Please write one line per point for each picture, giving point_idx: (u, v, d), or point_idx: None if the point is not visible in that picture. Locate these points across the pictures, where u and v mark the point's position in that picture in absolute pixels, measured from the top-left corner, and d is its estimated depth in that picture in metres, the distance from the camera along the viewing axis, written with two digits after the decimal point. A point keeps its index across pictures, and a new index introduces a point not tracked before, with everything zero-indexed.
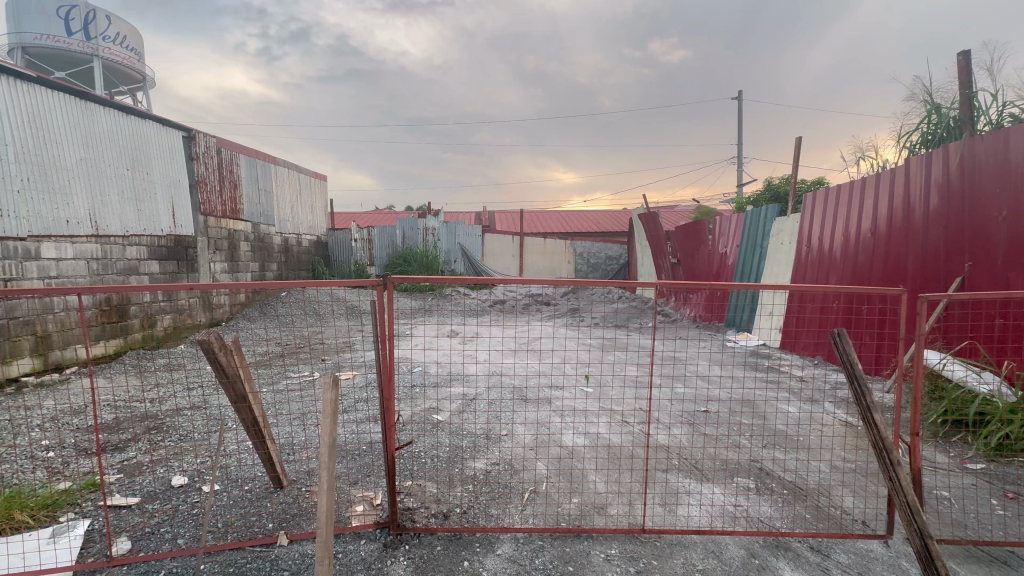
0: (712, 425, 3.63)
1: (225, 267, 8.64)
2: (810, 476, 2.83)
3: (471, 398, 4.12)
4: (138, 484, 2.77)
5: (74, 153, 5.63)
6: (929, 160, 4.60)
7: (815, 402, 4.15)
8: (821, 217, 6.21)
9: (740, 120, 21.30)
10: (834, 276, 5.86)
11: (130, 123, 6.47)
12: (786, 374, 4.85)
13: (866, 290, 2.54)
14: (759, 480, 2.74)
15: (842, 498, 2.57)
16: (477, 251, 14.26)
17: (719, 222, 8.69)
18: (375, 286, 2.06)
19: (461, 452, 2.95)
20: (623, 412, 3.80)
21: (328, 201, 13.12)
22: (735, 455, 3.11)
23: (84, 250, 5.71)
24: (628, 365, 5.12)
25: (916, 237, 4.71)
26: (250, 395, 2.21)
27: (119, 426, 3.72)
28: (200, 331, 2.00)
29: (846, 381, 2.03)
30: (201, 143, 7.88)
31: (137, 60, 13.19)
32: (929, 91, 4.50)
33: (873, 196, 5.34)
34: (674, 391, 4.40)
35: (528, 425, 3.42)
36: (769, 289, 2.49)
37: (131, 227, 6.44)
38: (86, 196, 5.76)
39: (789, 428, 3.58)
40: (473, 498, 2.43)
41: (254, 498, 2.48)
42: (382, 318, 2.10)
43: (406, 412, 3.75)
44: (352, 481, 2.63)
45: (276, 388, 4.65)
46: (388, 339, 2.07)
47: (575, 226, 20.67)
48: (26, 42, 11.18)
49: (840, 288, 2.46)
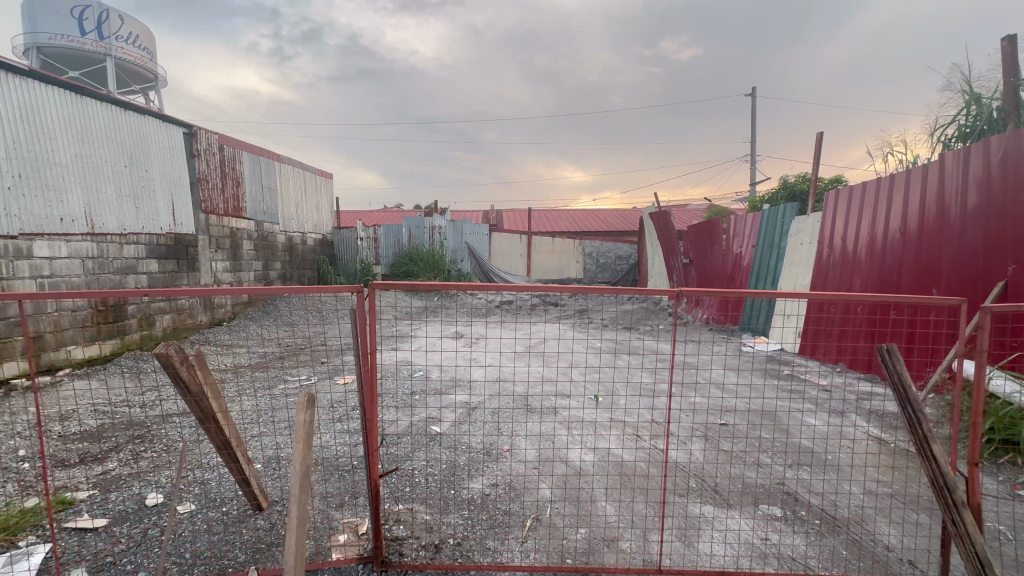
0: (730, 441, 3.37)
1: (227, 266, 8.51)
2: (846, 504, 2.55)
3: (472, 407, 3.88)
4: (110, 503, 2.56)
5: (69, 150, 5.49)
6: (967, 155, 4.28)
7: (842, 415, 3.86)
8: (845, 216, 5.88)
9: (752, 117, 20.79)
10: (858, 278, 5.53)
11: (128, 119, 6.31)
12: (808, 385, 4.57)
13: (891, 298, 2.34)
14: (788, 509, 2.46)
15: (884, 532, 2.30)
16: (485, 250, 14.05)
17: (734, 221, 8.37)
18: (356, 294, 1.84)
19: (457, 470, 2.72)
20: (635, 425, 3.56)
21: (334, 199, 12.99)
22: (758, 478, 2.83)
23: (79, 249, 5.57)
24: (639, 372, 4.86)
25: (953, 238, 4.39)
26: (220, 415, 1.97)
27: (103, 435, 3.53)
28: (158, 344, 1.78)
29: (898, 403, 1.79)
30: (203, 139, 7.74)
31: (150, 60, 13.12)
32: (968, 80, 4.15)
33: (903, 193, 5.01)
34: (688, 402, 4.15)
35: (531, 439, 3.19)
36: (787, 298, 2.30)
37: (128, 225, 6.29)
38: (81, 193, 5.62)
39: (816, 446, 3.30)
40: (469, 528, 2.18)
41: (229, 523, 2.28)
42: (364, 331, 1.86)
43: (404, 422, 3.54)
44: (338, 505, 2.40)
45: (271, 393, 4.47)
46: (371, 354, 1.86)
47: (584, 225, 20.33)
48: (41, 43, 11.16)
49: (869, 298, 2.25)
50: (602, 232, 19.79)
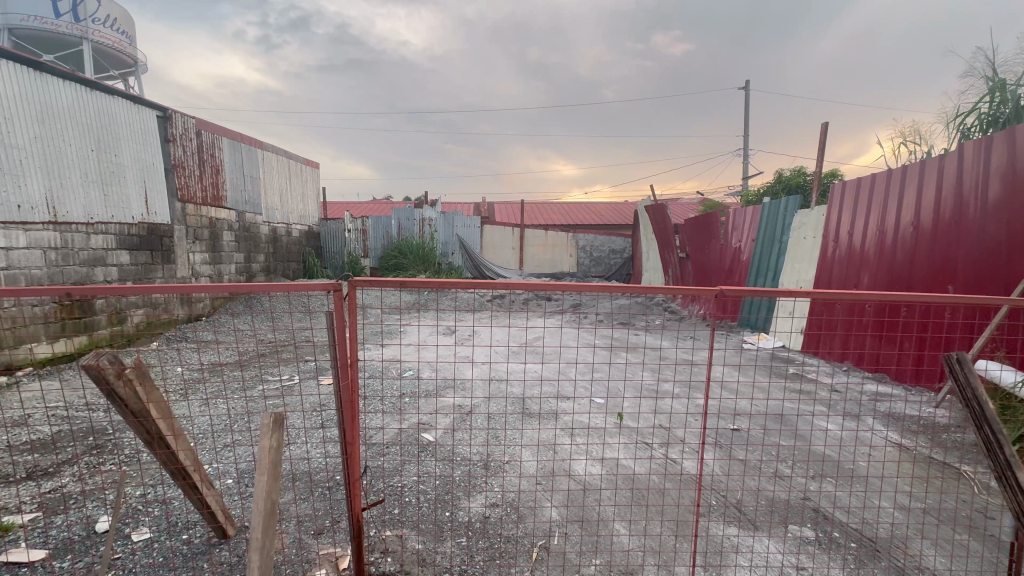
0: (746, 448, 3.13)
1: (206, 258, 8.07)
2: (880, 521, 2.33)
3: (466, 411, 3.59)
4: (54, 528, 2.24)
5: (28, 131, 5.07)
6: (989, 145, 4.07)
7: (858, 418, 3.65)
8: (852, 209, 5.65)
9: (746, 110, 20.51)
10: (865, 274, 5.33)
11: (96, 99, 5.86)
12: (816, 385, 4.37)
13: (933, 298, 2.12)
14: (818, 529, 2.23)
15: (930, 559, 2.06)
16: (476, 243, 13.73)
17: (733, 214, 8.12)
18: (332, 294, 1.53)
19: (453, 487, 2.44)
20: (642, 431, 3.29)
21: (320, 188, 12.54)
22: (780, 491, 2.59)
23: (39, 238, 5.16)
24: (643, 372, 4.60)
25: (971, 233, 4.18)
26: (172, 437, 1.68)
27: (58, 444, 3.16)
28: (87, 354, 1.50)
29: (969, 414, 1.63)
30: (178, 123, 7.28)
31: (128, 44, 12.49)
32: (995, 67, 3.92)
33: (916, 186, 4.79)
34: (696, 404, 3.90)
35: (532, 448, 2.92)
36: (825, 298, 2.05)
37: (96, 214, 5.87)
38: (42, 178, 5.21)
39: (836, 455, 3.08)
40: (467, 560, 1.92)
41: (190, 555, 1.99)
42: (341, 337, 1.54)
43: (392, 428, 3.25)
44: (315, 531, 2.11)
45: (249, 395, 4.12)
46: (352, 365, 1.55)
47: (577, 218, 20.07)
48: (13, 24, 10.49)
49: (913, 297, 2.01)
50: (595, 226, 19.54)
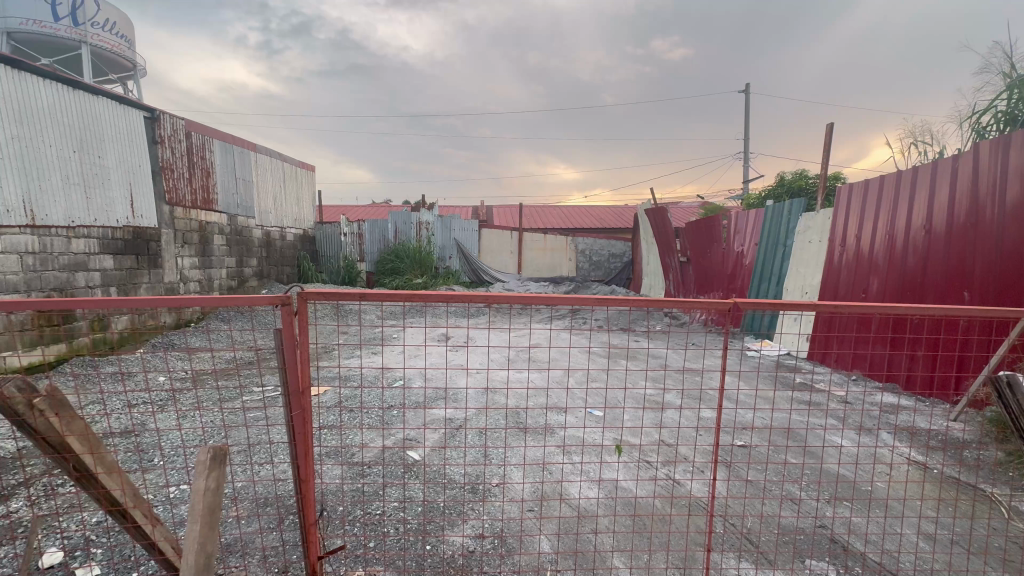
0: (755, 467, 2.92)
1: (195, 262, 7.86)
2: (905, 554, 2.11)
3: (457, 425, 3.39)
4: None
5: (5, 132, 4.88)
6: (1006, 144, 3.87)
7: (872, 433, 3.43)
8: (859, 212, 5.44)
9: (745, 114, 20.41)
10: (875, 280, 5.12)
11: (78, 99, 5.67)
12: (826, 396, 4.15)
13: (965, 310, 1.91)
14: (840, 568, 2.00)
15: None
16: (474, 247, 13.56)
17: (734, 217, 7.92)
18: (281, 309, 1.35)
19: (435, 516, 2.23)
20: (643, 447, 3.09)
21: (316, 191, 12.36)
22: (793, 518, 2.37)
23: (15, 243, 4.96)
24: (644, 380, 4.40)
25: (991, 237, 3.97)
26: (98, 471, 1.52)
27: (19, 463, 2.94)
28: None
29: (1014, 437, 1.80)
30: (166, 124, 7.09)
31: (127, 48, 12.33)
32: (1014, 64, 3.73)
33: (928, 187, 4.59)
34: (700, 417, 3.70)
35: (524, 468, 2.72)
36: (842, 310, 1.86)
37: (77, 217, 5.67)
38: (19, 180, 5.01)
39: (852, 474, 2.87)
40: None
41: None
42: (293, 361, 1.37)
43: (375, 446, 3.03)
44: (280, 569, 1.90)
45: (230, 406, 3.90)
46: (304, 394, 1.39)
47: (577, 222, 19.87)
48: (10, 28, 10.32)
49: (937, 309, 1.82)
50: (595, 230, 19.34)
